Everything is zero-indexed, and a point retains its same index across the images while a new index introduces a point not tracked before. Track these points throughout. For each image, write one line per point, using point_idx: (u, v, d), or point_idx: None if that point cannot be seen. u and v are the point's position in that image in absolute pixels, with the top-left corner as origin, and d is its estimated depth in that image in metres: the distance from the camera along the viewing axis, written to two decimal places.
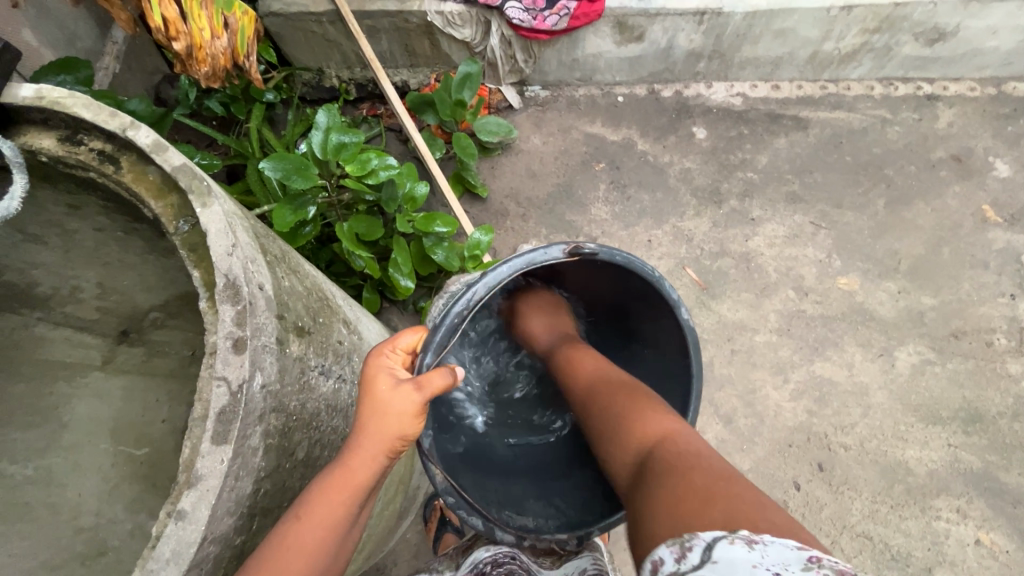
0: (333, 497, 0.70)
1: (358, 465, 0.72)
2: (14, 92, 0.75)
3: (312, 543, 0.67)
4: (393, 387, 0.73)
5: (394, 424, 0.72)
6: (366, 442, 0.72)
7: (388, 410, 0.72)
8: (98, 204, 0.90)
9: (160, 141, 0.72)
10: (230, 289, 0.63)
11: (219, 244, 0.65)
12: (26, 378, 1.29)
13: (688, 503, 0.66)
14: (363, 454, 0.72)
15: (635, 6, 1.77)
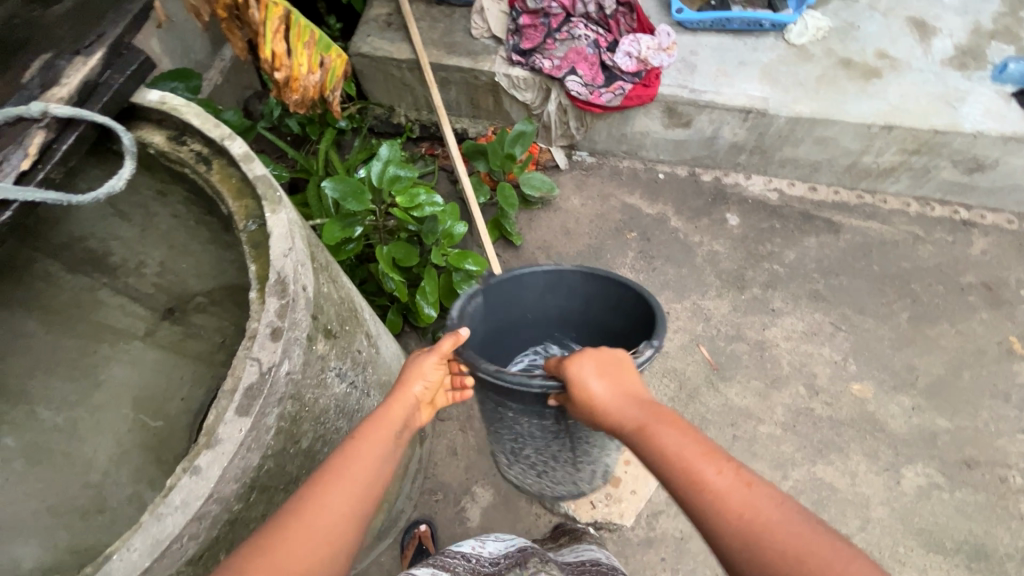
0: (380, 429, 0.81)
1: (396, 405, 0.84)
2: (144, 96, 0.90)
3: (371, 462, 0.77)
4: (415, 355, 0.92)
5: (422, 375, 0.89)
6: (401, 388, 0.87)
7: (418, 366, 0.90)
8: (182, 195, 1.05)
9: (249, 153, 0.84)
10: (279, 284, 0.73)
11: (279, 245, 0.76)
12: (78, 335, 1.35)
13: None
14: (400, 398, 0.86)
15: (686, 96, 1.91)
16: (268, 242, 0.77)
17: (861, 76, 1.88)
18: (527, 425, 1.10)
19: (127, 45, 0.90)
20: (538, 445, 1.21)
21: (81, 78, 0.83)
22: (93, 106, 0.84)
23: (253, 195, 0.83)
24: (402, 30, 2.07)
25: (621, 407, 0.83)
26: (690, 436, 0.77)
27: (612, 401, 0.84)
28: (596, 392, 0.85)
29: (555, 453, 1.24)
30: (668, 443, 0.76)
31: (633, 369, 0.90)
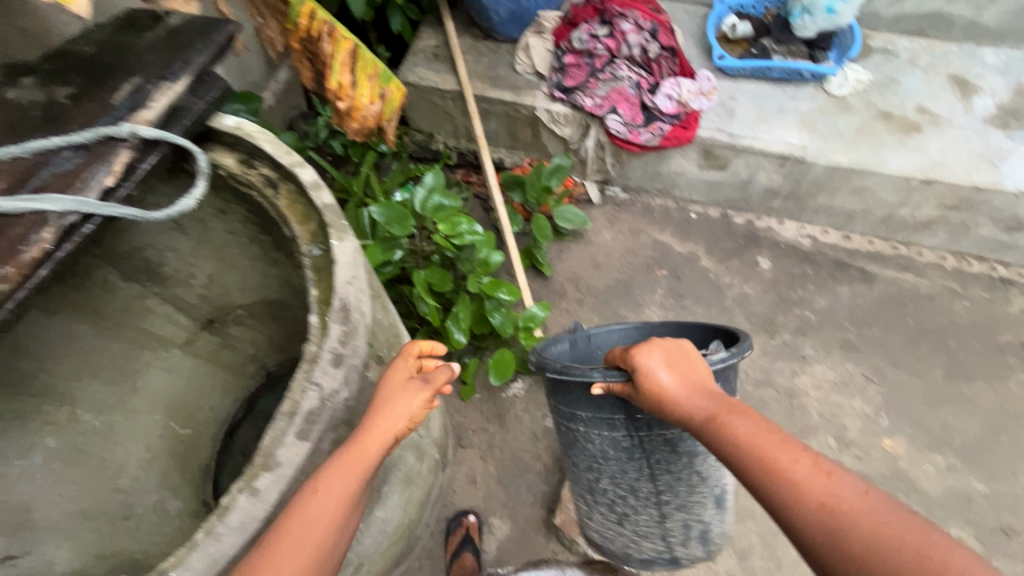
0: (346, 472, 0.71)
1: (369, 442, 0.74)
2: (221, 120, 0.94)
3: (329, 513, 0.68)
4: (404, 382, 0.82)
5: (407, 409, 0.79)
6: (379, 419, 0.77)
7: (405, 397, 0.80)
8: (242, 214, 1.09)
9: (318, 181, 0.88)
10: (342, 311, 0.75)
11: (343, 273, 0.78)
12: (125, 341, 1.36)
13: None
14: (377, 430, 0.76)
15: (724, 140, 1.93)
16: (331, 269, 0.80)
17: (901, 129, 1.89)
18: (600, 442, 1.19)
19: (209, 73, 0.95)
20: (614, 474, 1.25)
21: (167, 102, 0.88)
22: (174, 129, 0.89)
23: (320, 222, 0.86)
24: (448, 62, 2.14)
25: (691, 397, 0.89)
26: (762, 425, 0.82)
27: (682, 392, 0.90)
28: (665, 383, 0.90)
29: (637, 489, 1.24)
30: (740, 430, 0.82)
31: (703, 366, 0.95)
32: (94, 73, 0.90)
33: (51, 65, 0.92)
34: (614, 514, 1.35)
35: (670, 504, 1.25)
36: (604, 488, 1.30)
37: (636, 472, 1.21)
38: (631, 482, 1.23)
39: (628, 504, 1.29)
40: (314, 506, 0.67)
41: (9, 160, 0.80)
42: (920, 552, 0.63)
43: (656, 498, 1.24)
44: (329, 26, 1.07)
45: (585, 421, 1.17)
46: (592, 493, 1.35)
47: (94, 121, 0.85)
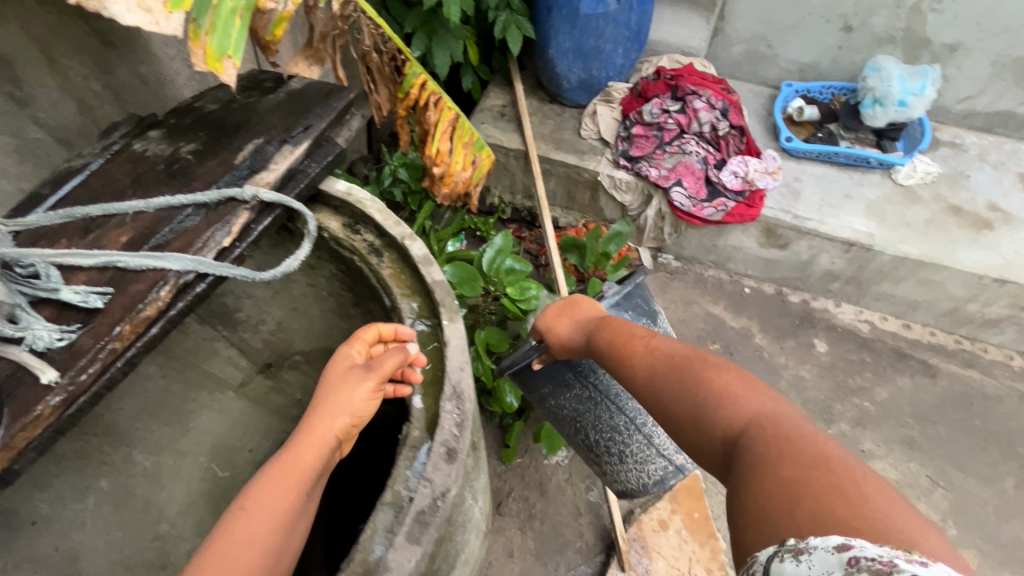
0: (278, 485, 0.66)
1: (306, 447, 0.70)
2: (333, 184, 0.96)
3: (257, 534, 0.63)
4: (346, 374, 0.75)
5: (349, 405, 0.73)
6: (317, 420, 0.72)
7: (347, 391, 0.74)
8: (331, 272, 1.09)
9: (429, 256, 0.88)
10: (455, 398, 0.75)
11: (456, 358, 0.78)
12: (186, 381, 1.35)
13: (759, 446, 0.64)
14: (317, 433, 0.71)
15: (788, 221, 1.91)
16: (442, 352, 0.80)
17: (971, 225, 1.87)
18: (565, 400, 1.19)
19: (326, 137, 0.96)
20: (592, 423, 1.18)
21: (287, 166, 0.89)
22: (290, 192, 0.90)
23: (428, 298, 0.87)
24: (514, 121, 2.15)
25: (580, 333, 1.01)
26: (621, 327, 0.95)
27: (574, 332, 1.02)
28: (566, 332, 1.03)
29: (616, 426, 1.15)
30: (606, 337, 0.94)
31: (594, 305, 1.08)
32: (218, 131, 0.92)
33: (176, 120, 0.94)
34: (620, 460, 1.19)
35: (650, 423, 1.14)
36: (596, 439, 1.20)
37: (603, 407, 1.15)
38: (606, 420, 1.16)
39: (619, 440, 1.17)
40: (242, 523, 0.63)
41: (134, 214, 0.81)
42: (718, 384, 0.74)
43: (635, 419, 1.14)
44: (436, 96, 1.12)
45: (543, 395, 1.20)
46: (595, 452, 1.23)
47: (217, 180, 0.86)
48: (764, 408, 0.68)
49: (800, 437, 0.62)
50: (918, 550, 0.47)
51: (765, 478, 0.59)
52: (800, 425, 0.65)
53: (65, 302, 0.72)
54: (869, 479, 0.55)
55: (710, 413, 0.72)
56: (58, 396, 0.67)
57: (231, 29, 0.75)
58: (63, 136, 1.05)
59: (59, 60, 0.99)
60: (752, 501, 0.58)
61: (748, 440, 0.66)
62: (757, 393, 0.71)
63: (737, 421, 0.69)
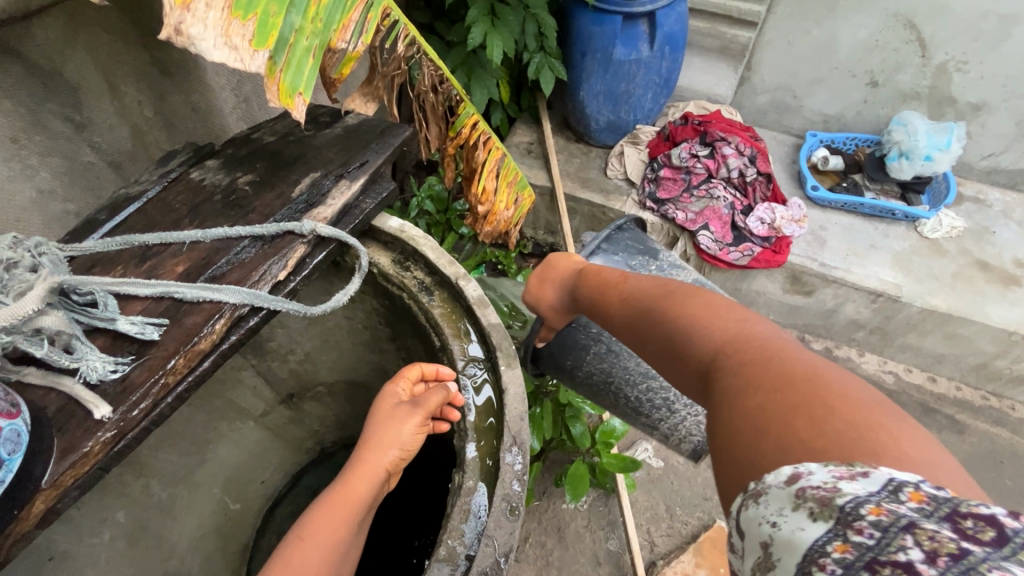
0: (332, 517, 0.69)
1: (358, 482, 0.72)
2: (386, 221, 0.96)
3: (311, 565, 0.65)
4: (394, 410, 0.77)
5: (398, 440, 0.75)
6: (365, 453, 0.74)
7: (395, 426, 0.75)
8: (372, 306, 1.08)
9: (483, 297, 0.88)
10: (516, 448, 0.74)
11: (515, 406, 0.77)
12: (209, 410, 1.31)
13: (744, 379, 0.55)
14: (368, 464, 0.73)
15: (816, 269, 1.90)
16: (499, 399, 0.79)
17: (999, 281, 1.87)
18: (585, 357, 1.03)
19: (380, 174, 0.96)
20: (618, 377, 0.99)
21: (344, 202, 0.89)
22: (345, 227, 0.89)
23: (484, 342, 0.86)
24: (541, 158, 2.15)
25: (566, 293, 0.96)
26: (612, 279, 0.87)
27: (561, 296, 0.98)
28: (554, 296, 1.00)
29: (648, 372, 0.96)
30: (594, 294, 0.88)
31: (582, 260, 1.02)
32: (276, 164, 0.92)
33: (233, 150, 0.95)
34: (670, 412, 0.96)
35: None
36: (624, 394, 1.00)
37: (626, 356, 0.98)
38: (634, 370, 0.98)
39: (661, 389, 0.96)
40: (299, 554, 0.65)
41: (190, 244, 0.81)
42: (694, 318, 0.67)
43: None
44: (485, 136, 1.14)
45: (563, 371, 1.06)
46: (627, 406, 1.01)
47: (274, 213, 0.85)
48: (758, 337, 0.60)
49: (783, 367, 0.54)
50: (897, 471, 0.40)
51: (737, 417, 0.52)
52: (784, 348, 0.57)
53: (120, 332, 0.71)
54: (857, 402, 0.48)
55: (685, 346, 0.66)
56: (109, 432, 0.64)
57: (304, 67, 0.76)
58: (114, 159, 1.05)
59: (119, 86, 1.01)
60: (724, 434, 0.52)
61: (725, 365, 0.59)
62: (749, 328, 0.62)
63: (713, 348, 0.62)
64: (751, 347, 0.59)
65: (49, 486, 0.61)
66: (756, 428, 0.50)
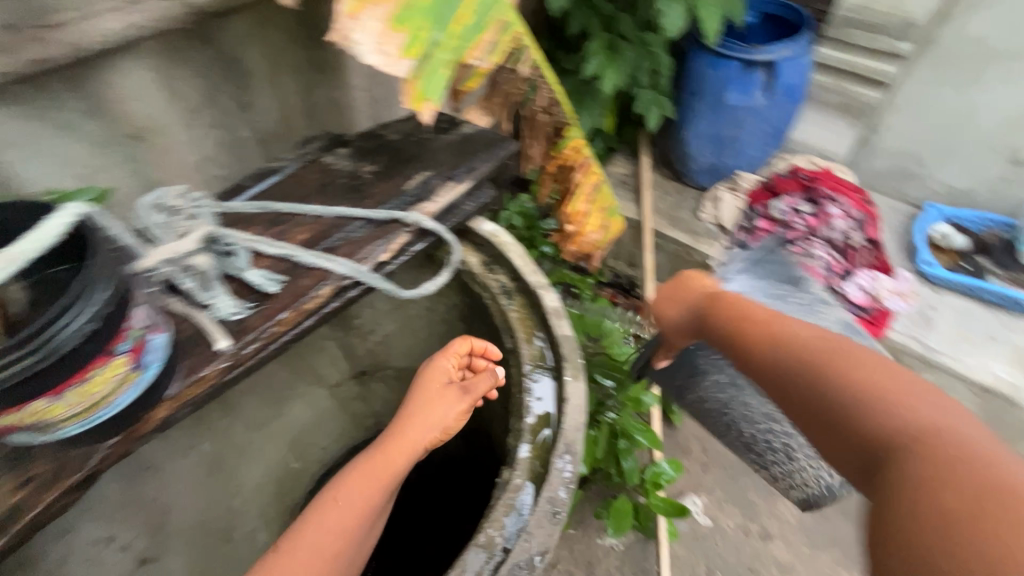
0: (374, 474, 0.77)
1: (399, 450, 0.79)
2: (482, 224, 1.03)
3: (349, 515, 0.73)
4: (441, 389, 0.84)
5: (440, 420, 0.82)
6: (413, 426, 0.82)
7: (440, 406, 0.83)
8: (453, 302, 1.15)
9: (560, 309, 0.92)
10: (566, 458, 0.77)
11: (573, 418, 0.81)
12: (292, 371, 1.44)
13: (934, 475, 0.53)
14: (414, 436, 0.80)
15: (916, 350, 1.74)
16: (558, 410, 0.82)
17: None
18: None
19: (483, 181, 1.04)
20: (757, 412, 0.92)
21: (448, 201, 0.97)
22: (444, 223, 0.97)
23: (553, 352, 0.89)
24: (634, 192, 2.17)
25: (687, 309, 0.90)
26: (740, 309, 0.81)
27: (684, 312, 0.91)
28: (673, 311, 0.92)
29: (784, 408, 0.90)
30: (723, 324, 0.81)
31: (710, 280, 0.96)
32: (396, 159, 1.03)
33: (362, 142, 1.07)
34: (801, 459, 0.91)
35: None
36: (756, 435, 0.94)
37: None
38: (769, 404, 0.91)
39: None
40: (339, 499, 0.74)
41: (314, 217, 0.92)
42: (864, 382, 0.63)
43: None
44: (587, 160, 1.19)
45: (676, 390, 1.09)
46: (754, 450, 0.97)
47: (387, 202, 0.95)
48: (946, 425, 0.58)
49: (978, 470, 0.51)
50: None
51: (925, 517, 0.50)
52: (978, 445, 0.55)
53: (244, 281, 0.82)
54: None
55: (854, 415, 0.62)
56: (224, 362, 0.75)
57: (435, 77, 0.84)
58: (262, 138, 1.21)
59: (279, 77, 1.17)
60: (902, 531, 0.50)
61: (911, 452, 0.56)
62: (920, 403, 0.60)
63: (890, 430, 0.59)
64: (933, 432, 0.57)
65: (171, 397, 0.72)
66: (939, 524, 0.48)
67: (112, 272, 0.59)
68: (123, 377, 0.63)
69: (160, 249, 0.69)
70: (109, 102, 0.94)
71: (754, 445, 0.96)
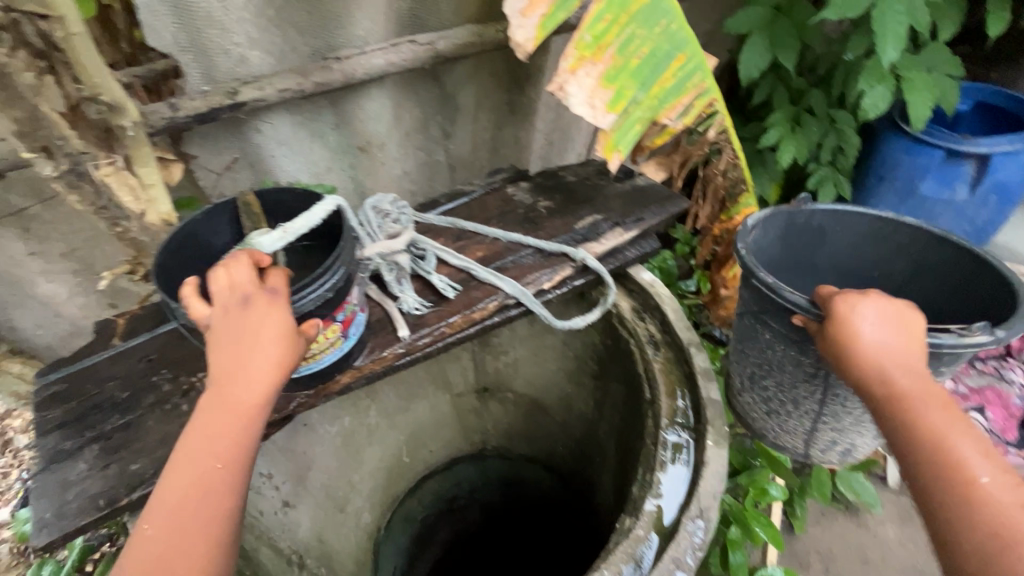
0: (221, 425, 0.60)
1: (235, 385, 0.61)
2: (640, 273, 1.05)
3: (194, 477, 0.58)
4: (238, 299, 0.62)
5: (263, 332, 0.61)
6: (236, 350, 0.61)
7: (255, 317, 0.61)
8: (592, 342, 1.19)
9: (709, 371, 0.90)
10: (697, 524, 0.74)
11: (711, 484, 0.77)
12: (427, 371, 1.56)
13: None
14: (242, 366, 0.61)
15: None
16: (695, 473, 0.80)
17: None
18: (767, 249, 1.05)
19: (650, 231, 1.07)
20: (782, 382, 1.01)
21: (614, 245, 1.01)
22: (606, 265, 1.02)
23: (696, 413, 0.87)
24: None
25: (882, 354, 0.68)
26: (948, 416, 0.62)
27: (879, 350, 0.69)
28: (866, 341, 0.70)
29: (797, 400, 1.01)
30: (917, 416, 0.63)
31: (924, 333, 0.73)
32: (570, 199, 1.11)
33: (542, 180, 1.17)
34: (768, 415, 1.10)
35: (829, 426, 1.02)
36: (765, 386, 1.05)
37: (809, 385, 0.97)
38: (797, 393, 1.00)
39: (782, 407, 1.05)
40: (183, 461, 0.59)
41: (491, 239, 1.03)
42: None
43: (822, 408, 0.99)
44: None
45: (758, 313, 0.97)
46: (749, 382, 1.10)
47: (557, 236, 1.03)
48: None
49: None
50: None
51: None
52: None
53: (429, 283, 0.94)
54: None
55: None
56: (401, 347, 0.86)
57: (629, 133, 0.94)
58: (452, 163, 1.38)
59: (481, 114, 1.33)
60: None
61: None
62: None
63: None
64: None
65: (356, 367, 0.84)
66: None
67: (339, 264, 0.71)
68: (333, 341, 0.76)
69: (376, 244, 0.86)
70: (354, 119, 1.15)
71: (756, 372, 1.06)
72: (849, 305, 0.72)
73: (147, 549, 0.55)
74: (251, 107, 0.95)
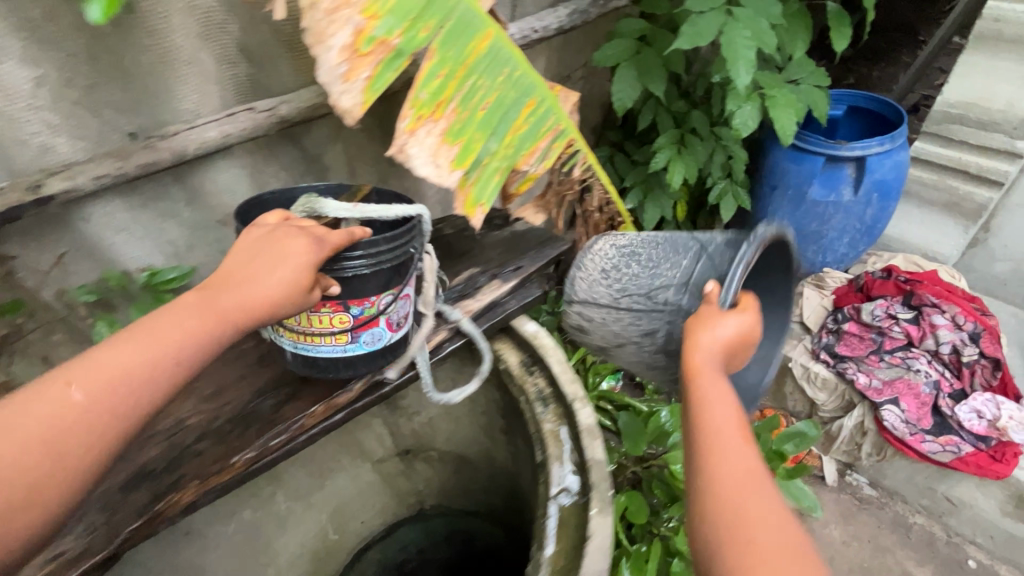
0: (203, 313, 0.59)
1: (237, 293, 0.62)
2: (524, 325, 1.01)
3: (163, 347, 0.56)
4: (292, 235, 0.66)
5: (284, 270, 0.65)
6: (262, 267, 0.64)
7: (288, 250, 0.65)
8: (494, 396, 1.13)
9: (594, 427, 0.87)
10: None
11: (596, 561, 0.73)
12: (340, 442, 1.45)
13: None
14: (252, 283, 0.63)
15: None
16: (581, 545, 0.76)
17: None
18: None
19: (531, 279, 1.03)
20: (635, 277, 0.94)
21: (491, 298, 0.96)
22: (486, 321, 0.96)
23: (583, 475, 0.83)
24: None
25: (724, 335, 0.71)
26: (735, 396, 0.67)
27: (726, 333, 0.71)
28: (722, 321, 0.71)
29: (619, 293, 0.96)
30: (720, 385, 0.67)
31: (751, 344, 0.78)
32: (447, 254, 1.06)
33: None
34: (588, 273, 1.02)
35: (601, 316, 0.99)
36: (629, 267, 0.96)
37: (645, 305, 0.92)
38: (629, 290, 0.94)
39: (607, 281, 0.98)
40: (162, 323, 0.58)
41: None
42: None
43: (620, 311, 0.95)
44: None
45: (702, 248, 0.89)
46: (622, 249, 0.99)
47: None
48: None
49: None
50: None
51: None
52: None
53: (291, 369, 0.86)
54: None
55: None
56: (251, 453, 0.77)
57: (489, 183, 0.90)
58: None
59: (357, 171, 1.27)
60: None
61: None
62: None
63: None
64: None
65: (197, 483, 0.74)
66: None
67: (381, 254, 0.74)
68: (335, 334, 0.78)
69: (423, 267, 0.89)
70: (206, 193, 1.06)
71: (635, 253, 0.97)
72: (745, 313, 0.72)
73: (65, 416, 0.51)
74: (65, 200, 0.84)
